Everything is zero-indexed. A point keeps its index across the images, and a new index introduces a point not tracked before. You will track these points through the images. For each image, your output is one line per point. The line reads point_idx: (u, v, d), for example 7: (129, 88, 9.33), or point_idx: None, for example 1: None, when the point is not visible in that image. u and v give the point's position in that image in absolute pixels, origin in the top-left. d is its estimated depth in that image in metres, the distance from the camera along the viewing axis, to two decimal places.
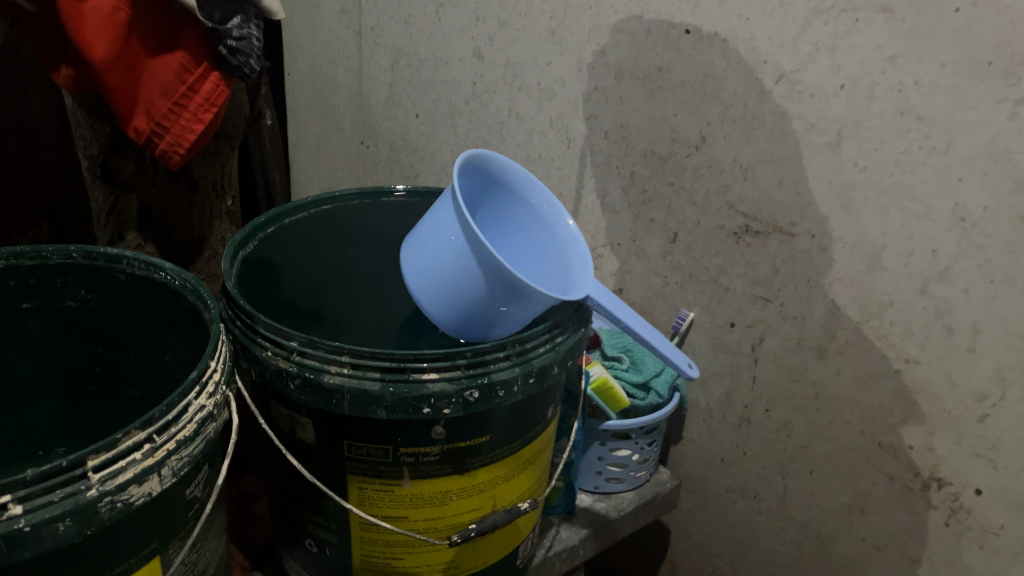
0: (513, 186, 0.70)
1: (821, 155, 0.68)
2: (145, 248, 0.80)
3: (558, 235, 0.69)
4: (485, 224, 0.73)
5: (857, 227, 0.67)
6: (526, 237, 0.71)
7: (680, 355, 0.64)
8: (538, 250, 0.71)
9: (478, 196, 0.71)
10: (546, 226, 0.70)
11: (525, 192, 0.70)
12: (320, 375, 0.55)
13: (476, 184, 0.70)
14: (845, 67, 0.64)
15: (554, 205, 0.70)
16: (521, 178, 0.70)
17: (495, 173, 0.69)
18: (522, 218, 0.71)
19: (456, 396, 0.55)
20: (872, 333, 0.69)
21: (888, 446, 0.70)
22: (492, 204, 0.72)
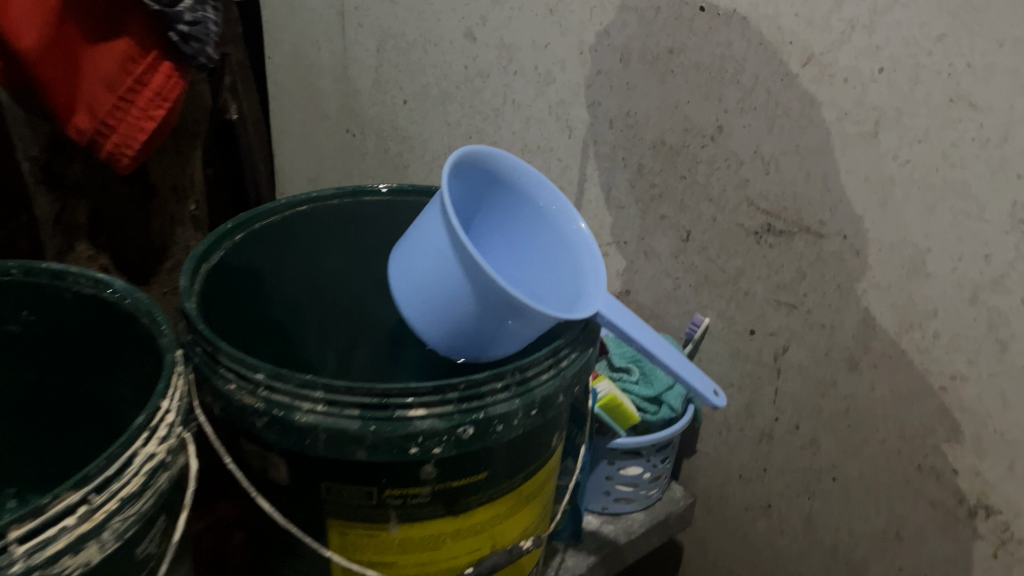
0: (519, 184, 0.63)
1: (856, 146, 0.60)
2: (99, 258, 0.76)
3: (569, 242, 0.62)
4: (490, 226, 0.66)
5: (897, 228, 0.60)
6: (532, 243, 0.64)
7: (705, 381, 0.57)
8: (546, 258, 0.63)
9: (481, 193, 0.64)
10: (556, 231, 0.63)
11: (533, 191, 0.63)
12: (291, 413, 0.47)
13: (477, 182, 0.63)
14: (885, 47, 0.56)
15: (565, 207, 0.62)
16: (529, 176, 0.62)
17: (499, 169, 0.62)
18: (530, 220, 0.64)
19: (448, 433, 0.48)
20: (913, 345, 0.62)
21: (930, 468, 0.64)
22: (495, 205, 0.65)
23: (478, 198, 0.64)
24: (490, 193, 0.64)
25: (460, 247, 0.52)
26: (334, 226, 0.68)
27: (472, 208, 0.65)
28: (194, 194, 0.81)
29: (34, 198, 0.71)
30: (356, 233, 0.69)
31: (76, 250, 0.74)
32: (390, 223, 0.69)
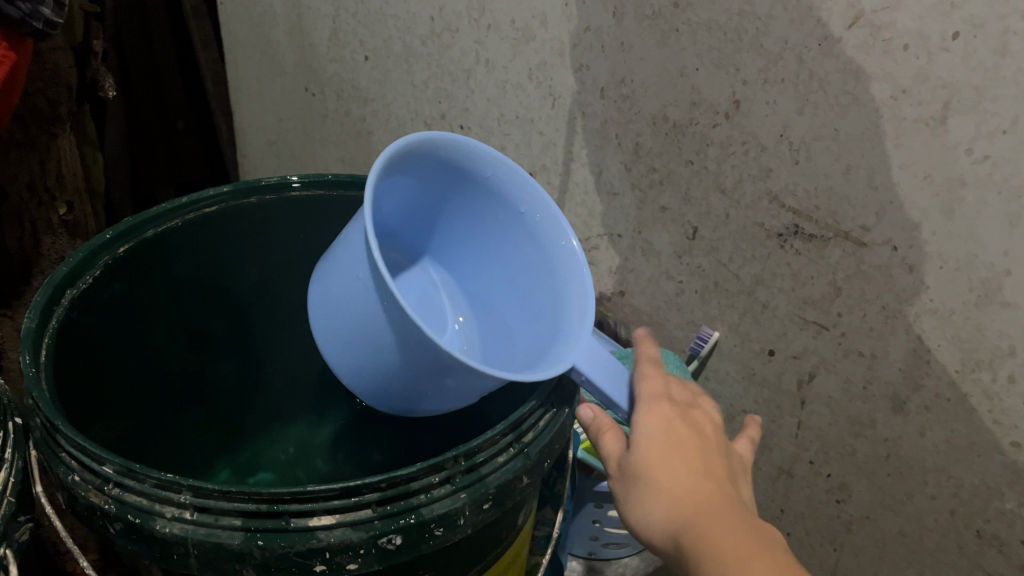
0: (493, 184, 0.49)
1: (915, 136, 0.46)
2: None
3: (553, 262, 0.49)
4: (462, 227, 0.53)
5: (966, 243, 0.46)
6: (507, 253, 0.52)
7: None
8: (527, 278, 0.51)
9: (446, 188, 0.51)
10: (539, 246, 0.49)
11: (512, 194, 0.49)
12: (148, 523, 0.34)
13: (438, 177, 0.49)
14: (962, 6, 0.42)
15: (553, 218, 0.48)
16: (508, 176, 0.48)
17: (466, 164, 0.48)
18: (507, 228, 0.51)
19: (366, 547, 0.35)
20: (977, 389, 0.49)
21: (990, 535, 0.52)
22: (464, 206, 0.52)
23: (439, 197, 0.52)
24: (457, 192, 0.51)
25: (384, 286, 0.40)
26: (249, 229, 0.55)
27: (436, 205, 0.52)
28: (67, 194, 0.63)
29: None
30: (282, 237, 0.57)
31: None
32: (322, 221, 0.57)
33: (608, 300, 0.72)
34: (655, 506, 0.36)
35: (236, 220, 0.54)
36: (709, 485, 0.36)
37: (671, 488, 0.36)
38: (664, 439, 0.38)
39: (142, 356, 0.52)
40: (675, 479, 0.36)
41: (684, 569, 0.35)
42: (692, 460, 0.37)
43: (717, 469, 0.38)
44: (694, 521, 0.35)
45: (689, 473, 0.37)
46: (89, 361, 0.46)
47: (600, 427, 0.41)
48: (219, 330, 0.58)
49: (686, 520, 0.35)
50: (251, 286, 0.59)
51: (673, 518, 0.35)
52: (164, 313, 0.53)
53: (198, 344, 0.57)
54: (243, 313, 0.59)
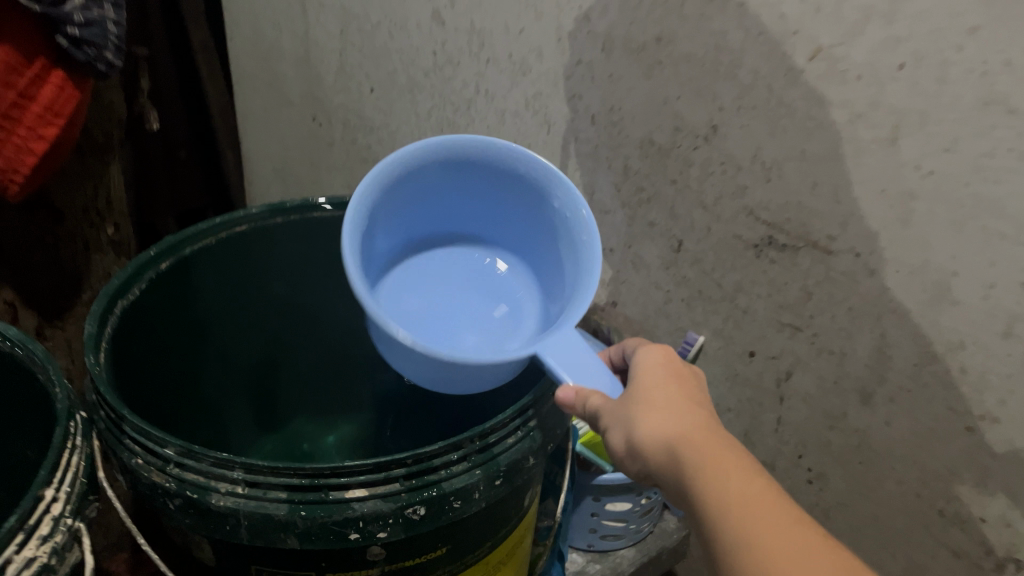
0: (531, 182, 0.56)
1: (871, 153, 0.52)
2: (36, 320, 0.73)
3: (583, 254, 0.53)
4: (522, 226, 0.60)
5: (918, 248, 0.52)
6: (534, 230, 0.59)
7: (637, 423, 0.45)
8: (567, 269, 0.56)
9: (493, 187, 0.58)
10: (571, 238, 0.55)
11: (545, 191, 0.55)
12: (206, 497, 0.40)
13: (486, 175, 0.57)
14: (907, 41, 0.48)
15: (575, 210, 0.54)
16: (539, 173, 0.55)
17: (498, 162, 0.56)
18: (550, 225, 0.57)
19: (394, 516, 0.40)
20: (934, 380, 0.54)
21: (953, 515, 0.56)
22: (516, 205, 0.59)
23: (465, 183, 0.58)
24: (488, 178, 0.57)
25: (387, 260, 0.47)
26: (276, 245, 0.60)
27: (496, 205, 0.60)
28: (113, 216, 0.75)
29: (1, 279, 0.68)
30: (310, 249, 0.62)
31: None
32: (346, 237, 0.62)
33: (603, 310, 0.78)
34: (655, 432, 0.38)
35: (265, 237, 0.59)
36: (704, 415, 0.39)
37: (670, 413, 0.39)
38: (664, 383, 0.41)
39: (183, 360, 0.57)
40: (675, 409, 0.39)
41: (676, 479, 0.37)
42: (688, 400, 0.40)
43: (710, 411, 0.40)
44: (691, 445, 0.37)
45: (686, 408, 0.39)
46: (141, 367, 0.51)
47: (583, 398, 0.43)
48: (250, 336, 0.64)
49: (684, 434, 0.37)
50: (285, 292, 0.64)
51: (672, 434, 0.38)
52: (200, 323, 0.58)
53: (235, 350, 0.63)
54: (275, 317, 0.65)
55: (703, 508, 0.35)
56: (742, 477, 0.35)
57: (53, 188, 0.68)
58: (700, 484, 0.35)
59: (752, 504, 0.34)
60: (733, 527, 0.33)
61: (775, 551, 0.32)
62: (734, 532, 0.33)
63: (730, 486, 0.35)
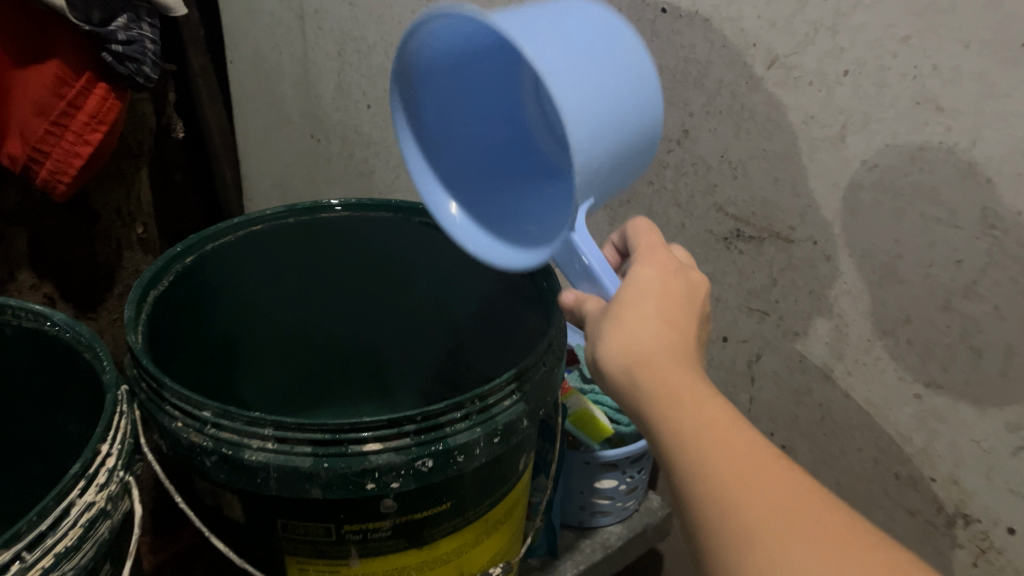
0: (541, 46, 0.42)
1: (824, 151, 0.58)
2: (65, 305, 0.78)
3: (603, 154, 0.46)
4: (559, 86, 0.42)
5: (867, 234, 0.58)
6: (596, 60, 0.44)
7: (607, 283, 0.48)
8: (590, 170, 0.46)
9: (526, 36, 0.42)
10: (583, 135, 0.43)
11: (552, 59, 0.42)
12: (240, 452, 0.45)
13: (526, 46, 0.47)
14: (850, 50, 0.54)
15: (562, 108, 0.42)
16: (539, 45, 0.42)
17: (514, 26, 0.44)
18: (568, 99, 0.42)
19: (406, 467, 0.46)
20: (886, 353, 0.60)
21: (907, 477, 0.63)
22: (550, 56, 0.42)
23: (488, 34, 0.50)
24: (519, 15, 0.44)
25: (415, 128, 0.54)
26: (304, 241, 0.66)
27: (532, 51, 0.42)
28: (141, 216, 0.81)
29: (38, 270, 0.74)
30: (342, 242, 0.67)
31: (17, 279, 0.73)
32: (352, 238, 0.67)
33: None
34: (618, 348, 0.42)
35: (297, 234, 0.65)
36: (673, 335, 0.41)
37: (641, 332, 0.41)
38: (643, 295, 0.43)
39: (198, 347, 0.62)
40: (647, 329, 0.42)
41: (635, 401, 0.41)
42: (665, 315, 0.42)
43: (688, 327, 0.42)
44: (649, 368, 0.40)
45: (659, 326, 0.42)
46: (174, 354, 0.59)
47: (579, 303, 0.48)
48: (265, 327, 0.69)
49: (648, 360, 0.40)
50: (328, 278, 0.69)
51: (633, 356, 0.41)
52: (216, 317, 0.63)
53: (258, 337, 0.69)
54: (291, 308, 0.69)
55: (662, 435, 0.39)
56: (701, 408, 0.38)
57: (88, 186, 0.74)
58: (661, 415, 0.39)
59: (694, 441, 0.37)
60: (688, 456, 0.37)
61: (722, 481, 0.35)
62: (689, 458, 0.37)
63: (688, 418, 0.38)
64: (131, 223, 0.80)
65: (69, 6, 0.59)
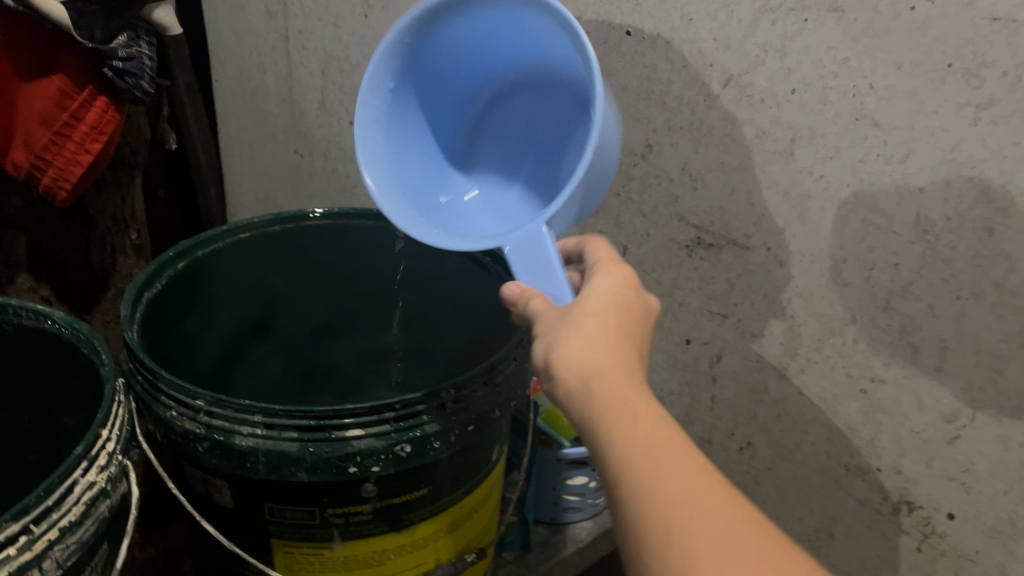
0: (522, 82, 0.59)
1: (775, 163, 0.63)
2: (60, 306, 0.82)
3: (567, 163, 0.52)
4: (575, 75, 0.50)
5: (815, 240, 0.63)
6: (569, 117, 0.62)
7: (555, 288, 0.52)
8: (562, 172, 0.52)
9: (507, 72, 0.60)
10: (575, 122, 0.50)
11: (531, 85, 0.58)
12: (231, 438, 0.49)
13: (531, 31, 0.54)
14: (796, 70, 0.59)
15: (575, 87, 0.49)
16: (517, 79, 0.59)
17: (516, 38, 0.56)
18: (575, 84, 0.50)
19: (386, 452, 0.50)
20: (834, 351, 0.65)
21: (856, 468, 0.67)
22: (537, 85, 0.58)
23: (515, 19, 0.56)
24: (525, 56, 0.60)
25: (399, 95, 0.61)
26: (297, 247, 0.71)
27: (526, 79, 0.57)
28: (136, 224, 0.85)
29: (37, 274, 0.78)
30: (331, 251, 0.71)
31: (17, 282, 0.77)
32: (333, 246, 0.71)
33: None
34: (577, 351, 0.44)
35: (288, 241, 0.70)
36: (628, 352, 0.44)
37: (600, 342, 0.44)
38: (604, 306, 0.46)
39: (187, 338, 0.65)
40: (606, 340, 0.44)
41: (585, 406, 0.43)
42: (620, 329, 0.45)
43: (637, 345, 0.46)
44: (603, 377, 0.43)
45: (614, 339, 0.44)
46: (162, 347, 0.61)
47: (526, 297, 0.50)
48: (249, 323, 0.72)
49: (606, 372, 0.43)
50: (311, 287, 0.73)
51: (590, 363, 0.43)
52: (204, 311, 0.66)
53: (243, 335, 0.72)
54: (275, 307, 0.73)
55: (609, 446, 0.41)
56: (653, 423, 0.41)
57: (87, 194, 0.78)
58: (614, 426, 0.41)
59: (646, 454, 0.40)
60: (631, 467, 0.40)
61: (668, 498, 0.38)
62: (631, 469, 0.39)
63: (640, 432, 0.41)
64: (125, 229, 0.84)
65: (74, 25, 0.63)
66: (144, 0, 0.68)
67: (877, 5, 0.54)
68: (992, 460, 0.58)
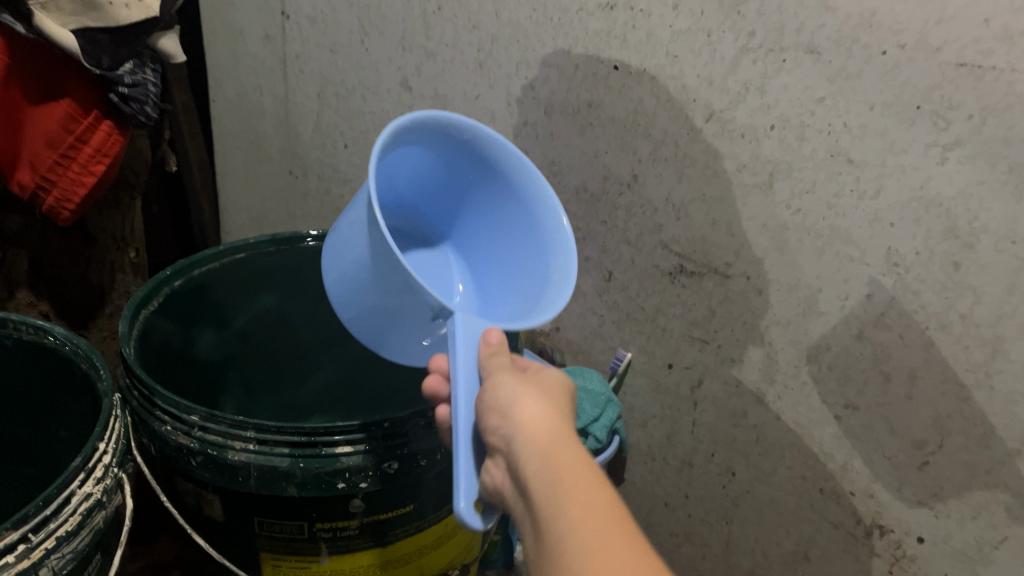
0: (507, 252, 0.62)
1: (754, 196, 0.65)
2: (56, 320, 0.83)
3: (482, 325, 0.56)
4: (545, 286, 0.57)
5: (793, 270, 0.65)
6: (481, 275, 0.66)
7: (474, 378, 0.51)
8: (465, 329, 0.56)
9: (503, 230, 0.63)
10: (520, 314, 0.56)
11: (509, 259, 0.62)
12: (224, 453, 0.50)
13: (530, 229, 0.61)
14: (775, 107, 0.61)
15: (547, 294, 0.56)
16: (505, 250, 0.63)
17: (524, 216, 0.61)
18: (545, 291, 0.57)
19: (373, 468, 0.52)
20: (810, 377, 0.67)
21: (830, 492, 0.69)
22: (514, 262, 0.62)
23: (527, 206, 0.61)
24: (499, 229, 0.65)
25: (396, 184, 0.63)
26: (268, 293, 0.73)
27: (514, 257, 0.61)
28: (133, 241, 0.87)
29: (36, 290, 0.80)
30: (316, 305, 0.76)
31: (17, 296, 0.79)
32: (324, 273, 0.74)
33: (548, 334, 0.89)
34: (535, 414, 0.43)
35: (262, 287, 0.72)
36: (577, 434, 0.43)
37: (549, 415, 0.43)
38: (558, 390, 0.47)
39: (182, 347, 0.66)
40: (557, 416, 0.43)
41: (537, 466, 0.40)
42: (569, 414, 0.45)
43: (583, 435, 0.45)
44: (558, 443, 0.41)
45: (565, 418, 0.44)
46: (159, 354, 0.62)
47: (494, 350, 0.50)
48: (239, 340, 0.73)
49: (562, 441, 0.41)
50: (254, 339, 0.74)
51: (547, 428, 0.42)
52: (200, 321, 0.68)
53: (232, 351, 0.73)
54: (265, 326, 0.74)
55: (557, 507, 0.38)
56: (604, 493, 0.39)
57: (89, 213, 0.80)
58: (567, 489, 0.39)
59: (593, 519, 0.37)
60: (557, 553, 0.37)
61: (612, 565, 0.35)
62: (561, 543, 0.37)
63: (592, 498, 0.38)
64: (124, 247, 0.85)
65: (83, 53, 0.65)
66: (150, 29, 0.71)
67: (850, 49, 0.56)
68: (959, 486, 0.61)
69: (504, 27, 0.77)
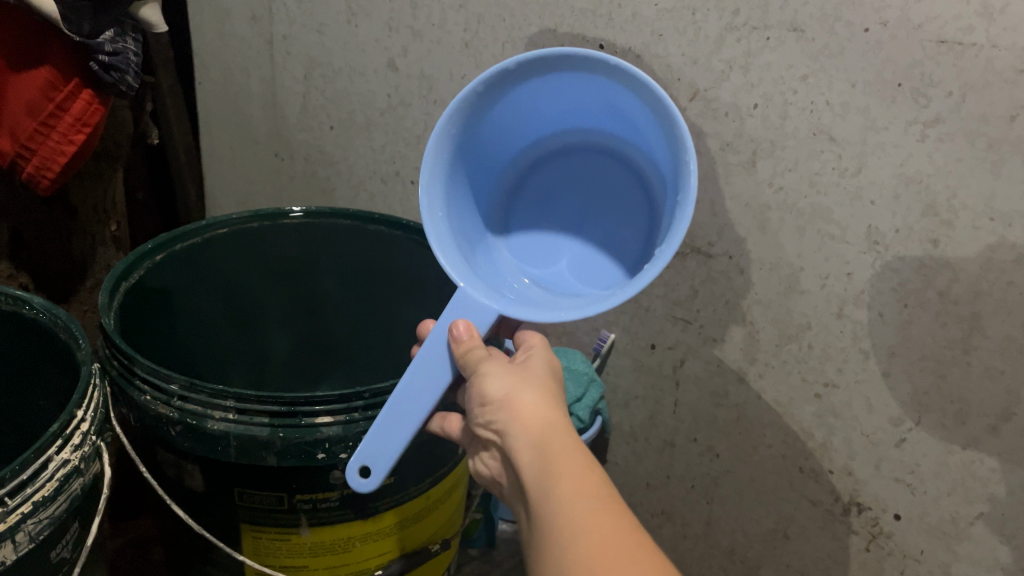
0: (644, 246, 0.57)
1: (738, 174, 0.65)
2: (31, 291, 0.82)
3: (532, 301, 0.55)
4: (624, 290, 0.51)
5: (775, 248, 0.65)
6: (635, 218, 0.62)
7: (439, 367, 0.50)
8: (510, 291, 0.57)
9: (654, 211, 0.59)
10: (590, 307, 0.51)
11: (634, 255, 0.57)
12: (204, 422, 0.50)
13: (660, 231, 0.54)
14: (758, 85, 0.61)
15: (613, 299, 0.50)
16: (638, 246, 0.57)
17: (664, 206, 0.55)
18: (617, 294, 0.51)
19: (354, 438, 0.52)
20: (791, 356, 0.68)
21: (809, 470, 0.70)
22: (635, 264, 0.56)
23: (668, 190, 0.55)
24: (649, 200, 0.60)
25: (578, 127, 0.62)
26: (252, 266, 0.73)
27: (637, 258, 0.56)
28: (115, 216, 0.87)
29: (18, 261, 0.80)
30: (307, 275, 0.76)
31: None
32: (320, 244, 0.75)
33: None
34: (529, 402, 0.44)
35: (323, 226, 0.74)
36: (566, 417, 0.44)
37: (540, 403, 0.44)
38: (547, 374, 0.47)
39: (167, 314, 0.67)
40: (548, 404, 0.44)
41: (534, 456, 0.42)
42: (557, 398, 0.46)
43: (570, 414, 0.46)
44: (548, 432, 0.42)
45: (553, 403, 0.45)
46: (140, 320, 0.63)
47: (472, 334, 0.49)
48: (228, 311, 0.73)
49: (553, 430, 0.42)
50: (286, 293, 0.76)
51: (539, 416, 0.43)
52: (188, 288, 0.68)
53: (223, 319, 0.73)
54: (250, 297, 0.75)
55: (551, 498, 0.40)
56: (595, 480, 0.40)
57: (69, 185, 0.79)
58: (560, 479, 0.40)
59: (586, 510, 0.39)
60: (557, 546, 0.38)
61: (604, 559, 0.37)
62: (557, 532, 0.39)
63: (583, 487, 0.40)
64: (106, 221, 0.86)
65: (62, 19, 0.65)
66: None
67: (833, 26, 0.56)
68: (935, 462, 0.62)
69: (490, 6, 0.77)
